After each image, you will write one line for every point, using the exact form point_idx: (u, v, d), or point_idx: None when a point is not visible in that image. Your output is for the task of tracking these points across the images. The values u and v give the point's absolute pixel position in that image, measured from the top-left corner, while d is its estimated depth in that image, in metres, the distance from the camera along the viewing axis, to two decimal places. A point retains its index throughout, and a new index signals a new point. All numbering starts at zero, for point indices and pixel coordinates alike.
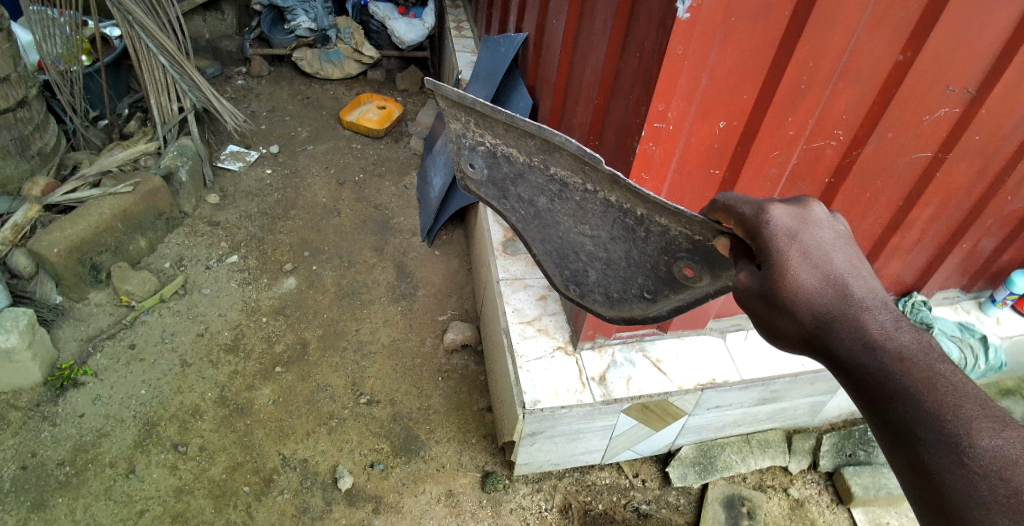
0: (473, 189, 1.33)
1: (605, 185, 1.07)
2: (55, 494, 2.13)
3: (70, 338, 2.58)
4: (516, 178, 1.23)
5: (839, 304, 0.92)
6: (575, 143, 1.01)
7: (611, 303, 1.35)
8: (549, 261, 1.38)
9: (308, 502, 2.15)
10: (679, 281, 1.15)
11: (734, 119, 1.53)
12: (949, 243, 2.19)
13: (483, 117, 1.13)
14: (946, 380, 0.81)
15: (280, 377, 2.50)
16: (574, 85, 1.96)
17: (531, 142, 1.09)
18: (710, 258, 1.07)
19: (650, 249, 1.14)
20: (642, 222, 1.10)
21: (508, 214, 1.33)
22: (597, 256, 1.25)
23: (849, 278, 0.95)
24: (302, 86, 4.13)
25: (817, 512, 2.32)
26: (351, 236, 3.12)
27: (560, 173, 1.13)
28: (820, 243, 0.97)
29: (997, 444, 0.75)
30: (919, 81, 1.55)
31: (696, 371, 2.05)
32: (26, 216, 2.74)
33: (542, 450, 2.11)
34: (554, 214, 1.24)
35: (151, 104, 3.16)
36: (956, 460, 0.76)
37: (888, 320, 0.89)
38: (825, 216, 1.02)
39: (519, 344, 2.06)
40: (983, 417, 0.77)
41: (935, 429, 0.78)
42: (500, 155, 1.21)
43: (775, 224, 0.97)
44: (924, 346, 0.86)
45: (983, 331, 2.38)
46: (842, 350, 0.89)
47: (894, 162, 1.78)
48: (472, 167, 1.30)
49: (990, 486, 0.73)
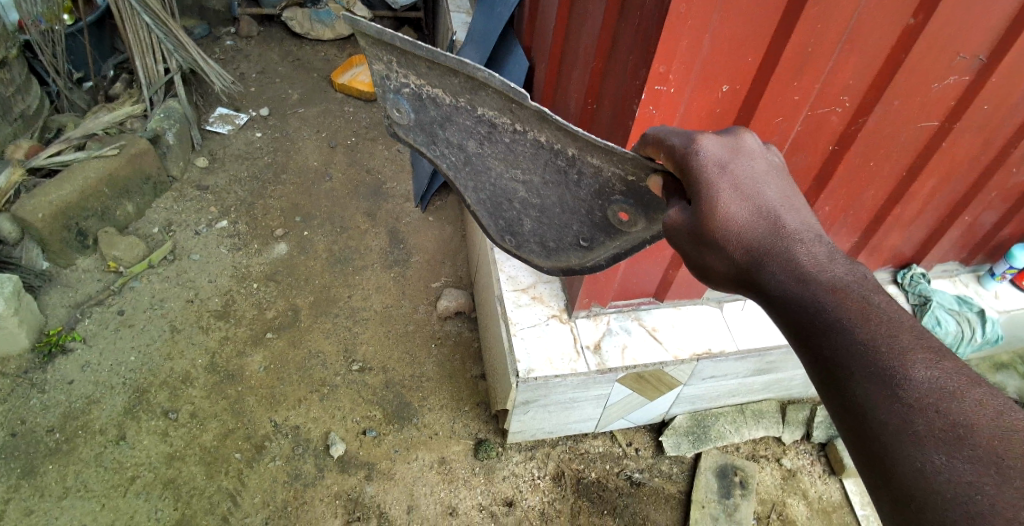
0: (401, 135, 1.28)
1: (533, 123, 1.06)
2: (45, 461, 2.12)
3: (58, 304, 2.54)
4: (444, 122, 1.19)
5: (772, 238, 0.92)
6: (500, 78, 0.99)
7: (547, 253, 1.35)
8: (483, 211, 1.36)
9: (300, 469, 2.14)
10: (614, 226, 1.15)
11: (736, 83, 1.48)
12: (950, 216, 2.16)
13: (405, 54, 1.09)
14: (882, 312, 0.79)
15: (271, 343, 2.48)
16: (569, 43, 1.88)
17: (456, 79, 1.07)
18: (643, 200, 1.07)
19: (583, 193, 1.14)
20: (573, 163, 1.10)
21: (439, 161, 1.30)
22: (531, 203, 1.25)
23: (781, 210, 0.95)
24: (293, 46, 4.03)
25: (809, 482, 2.33)
26: (344, 202, 3.06)
27: (488, 114, 1.11)
28: (751, 175, 0.98)
29: (933, 375, 0.73)
30: (929, 47, 1.49)
31: (691, 341, 2.04)
32: (9, 179, 2.67)
33: (536, 418, 2.10)
34: (485, 159, 1.22)
35: (137, 66, 3.12)
36: (889, 393, 0.74)
37: (821, 253, 0.89)
38: (757, 148, 1.02)
39: (513, 312, 2.03)
40: (919, 348, 0.75)
41: (868, 362, 0.76)
42: (426, 97, 1.17)
43: (703, 155, 0.96)
44: (859, 279, 0.85)
45: (981, 305, 2.36)
46: (773, 284, 0.89)
47: (898, 131, 1.73)
48: (398, 112, 1.24)
49: (924, 419, 0.71)
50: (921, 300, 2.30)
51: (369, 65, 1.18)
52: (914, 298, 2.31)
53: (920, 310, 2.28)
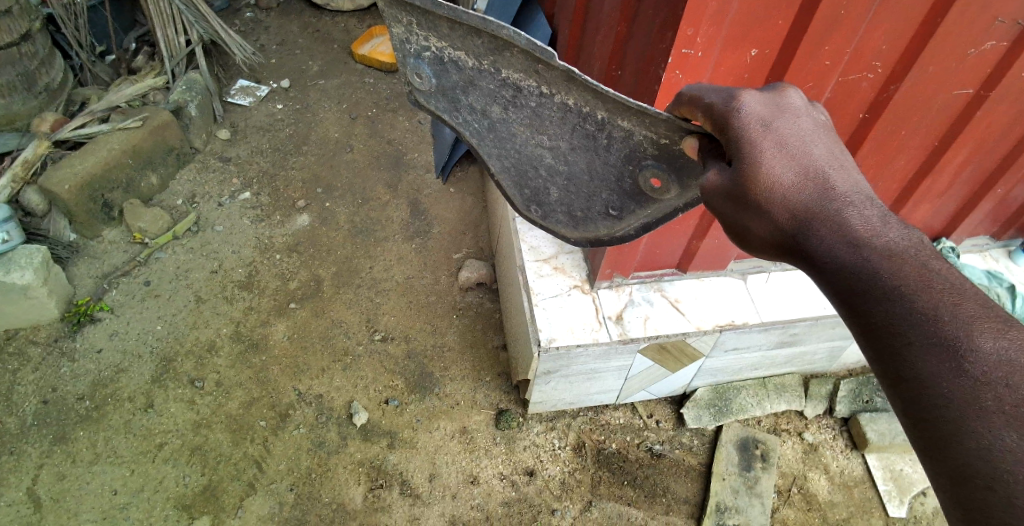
0: (423, 103, 1.15)
1: (561, 85, 0.98)
2: (76, 428, 2.17)
3: (85, 275, 2.59)
4: (467, 88, 1.08)
5: (820, 200, 0.88)
6: (526, 36, 0.90)
7: (575, 224, 1.26)
8: (507, 180, 1.25)
9: (324, 437, 2.17)
10: (646, 194, 1.09)
11: (766, 48, 1.44)
12: (983, 188, 2.09)
13: (425, 14, 0.97)
14: (943, 280, 0.77)
15: (294, 313, 2.50)
16: (591, 10, 1.83)
17: (479, 40, 0.97)
18: (678, 165, 1.01)
19: (613, 158, 1.07)
20: (603, 127, 1.03)
21: (462, 128, 1.18)
22: (558, 170, 1.16)
23: (830, 170, 0.91)
24: (312, 18, 4.01)
25: (831, 456, 2.31)
26: (365, 174, 3.06)
27: (512, 76, 1.01)
28: (796, 133, 0.93)
29: (1002, 347, 0.71)
30: (965, 10, 1.43)
31: (714, 312, 2.02)
32: (36, 152, 2.73)
33: (557, 389, 2.10)
34: (509, 125, 1.12)
35: (158, 37, 3.16)
36: (954, 367, 0.72)
37: (874, 217, 0.85)
38: (802, 105, 0.98)
39: (535, 282, 2.03)
40: (985, 319, 0.74)
41: (930, 333, 0.75)
42: (447, 60, 1.05)
43: (745, 112, 0.91)
44: (915, 244, 0.82)
45: (1011, 280, 2.30)
46: (821, 250, 0.85)
47: (932, 99, 1.67)
48: (418, 78, 1.11)
49: (992, 394, 0.70)
50: None
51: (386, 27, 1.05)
52: None
53: None
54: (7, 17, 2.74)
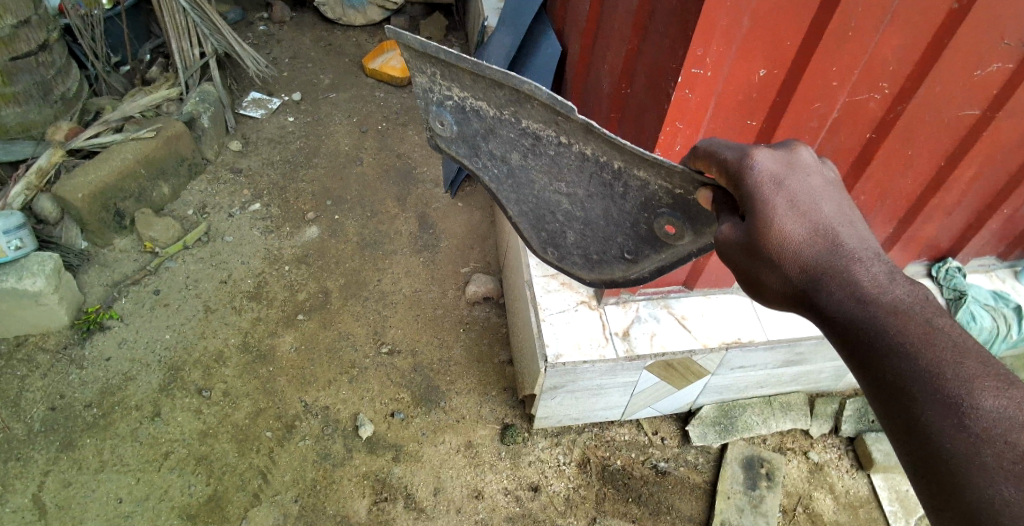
0: (444, 147, 1.28)
1: (578, 136, 1.04)
2: (83, 435, 2.18)
3: (96, 282, 2.61)
4: (486, 134, 1.19)
5: (830, 256, 0.89)
6: (546, 90, 0.98)
7: (590, 266, 1.33)
8: (525, 223, 1.35)
9: (330, 449, 2.18)
10: (660, 239, 1.13)
11: (775, 67, 1.44)
12: (990, 207, 2.08)
13: (449, 66, 1.09)
14: (947, 337, 0.78)
15: (302, 325, 2.52)
16: (603, 26, 1.82)
17: (500, 92, 1.06)
18: (692, 213, 1.05)
19: (629, 205, 1.12)
20: (619, 176, 1.08)
21: (481, 173, 1.29)
22: (575, 215, 1.23)
23: (839, 227, 0.92)
24: (324, 32, 4.06)
25: (837, 476, 2.30)
26: (374, 186, 3.09)
27: (532, 125, 1.10)
28: (808, 190, 0.95)
29: (1001, 405, 0.72)
30: (973, 32, 1.44)
31: (720, 329, 2.01)
32: (50, 160, 2.76)
33: (563, 404, 2.11)
34: (528, 171, 1.21)
35: (173, 50, 3.19)
36: (956, 422, 0.73)
37: (881, 273, 0.86)
38: (813, 162, 0.99)
39: (542, 297, 2.04)
40: (986, 376, 0.75)
41: (933, 389, 0.76)
42: (468, 109, 1.17)
43: (758, 170, 0.93)
44: (920, 299, 0.83)
45: (1018, 300, 2.30)
46: (830, 305, 0.87)
47: (939, 117, 1.67)
48: (440, 125, 1.24)
49: (993, 450, 0.71)
50: (956, 295, 2.24)
51: (412, 78, 1.19)
52: (949, 292, 2.25)
53: (955, 305, 2.22)
54: (25, 27, 2.77)
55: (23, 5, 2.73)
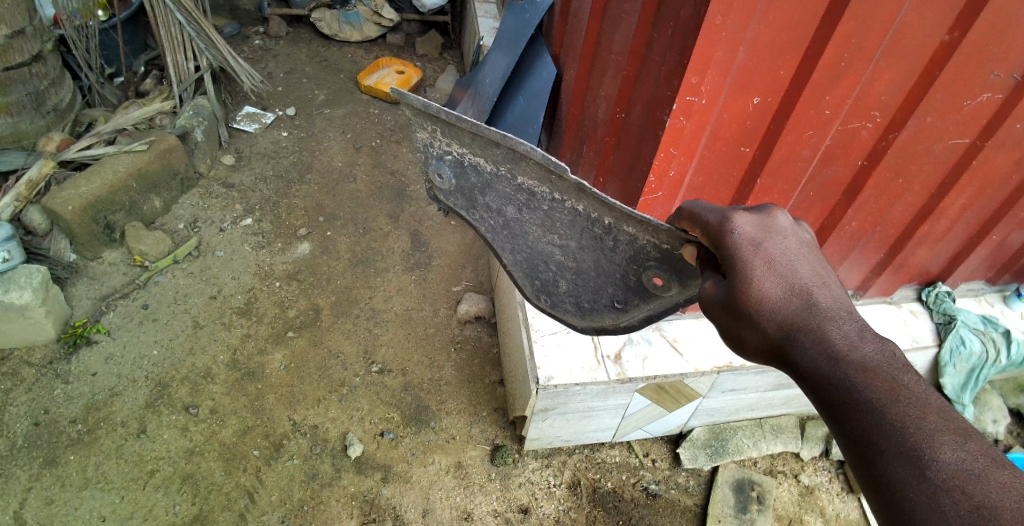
0: (442, 199, 1.32)
1: (571, 193, 1.07)
2: (66, 452, 2.14)
3: (84, 296, 2.58)
4: (484, 188, 1.23)
5: (805, 315, 0.93)
6: (539, 151, 1.02)
7: (582, 313, 1.33)
8: (519, 272, 1.36)
9: (317, 468, 2.15)
10: (649, 290, 1.15)
11: (770, 95, 1.45)
12: (980, 235, 2.10)
13: (449, 125, 1.15)
14: (912, 394, 0.82)
15: (292, 342, 2.50)
16: (600, 55, 1.83)
17: (498, 150, 1.11)
18: (678, 267, 1.08)
19: (619, 258, 1.14)
20: (609, 231, 1.11)
21: (477, 224, 1.32)
22: (568, 265, 1.24)
23: (814, 287, 0.95)
24: (321, 47, 4.08)
25: (827, 499, 2.28)
26: (367, 203, 3.09)
27: (527, 182, 1.13)
28: (785, 252, 0.97)
29: (959, 457, 0.76)
30: (966, 63, 1.45)
31: (712, 353, 2.00)
32: (41, 172, 2.75)
33: (553, 426, 2.09)
34: (523, 224, 1.23)
35: (167, 62, 3.19)
36: (918, 474, 0.76)
37: (852, 330, 0.90)
38: (789, 224, 1.01)
39: (534, 319, 2.05)
40: (947, 430, 0.78)
41: (897, 442, 0.79)
42: (467, 164, 1.22)
43: (737, 234, 0.95)
44: (888, 357, 0.87)
45: (1007, 325, 2.31)
46: (805, 361, 0.90)
47: (931, 146, 1.68)
48: (439, 178, 1.30)
49: (951, 500, 0.73)
50: (947, 319, 2.23)
51: (414, 133, 1.26)
52: (938, 317, 2.25)
53: (944, 330, 2.22)
54: (20, 38, 2.77)
55: (18, 16, 2.73)
